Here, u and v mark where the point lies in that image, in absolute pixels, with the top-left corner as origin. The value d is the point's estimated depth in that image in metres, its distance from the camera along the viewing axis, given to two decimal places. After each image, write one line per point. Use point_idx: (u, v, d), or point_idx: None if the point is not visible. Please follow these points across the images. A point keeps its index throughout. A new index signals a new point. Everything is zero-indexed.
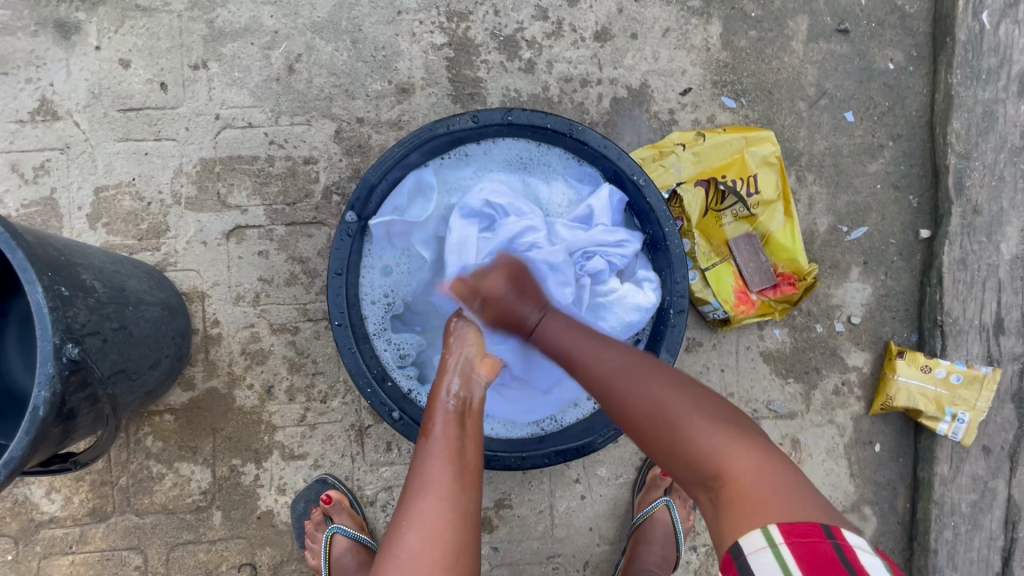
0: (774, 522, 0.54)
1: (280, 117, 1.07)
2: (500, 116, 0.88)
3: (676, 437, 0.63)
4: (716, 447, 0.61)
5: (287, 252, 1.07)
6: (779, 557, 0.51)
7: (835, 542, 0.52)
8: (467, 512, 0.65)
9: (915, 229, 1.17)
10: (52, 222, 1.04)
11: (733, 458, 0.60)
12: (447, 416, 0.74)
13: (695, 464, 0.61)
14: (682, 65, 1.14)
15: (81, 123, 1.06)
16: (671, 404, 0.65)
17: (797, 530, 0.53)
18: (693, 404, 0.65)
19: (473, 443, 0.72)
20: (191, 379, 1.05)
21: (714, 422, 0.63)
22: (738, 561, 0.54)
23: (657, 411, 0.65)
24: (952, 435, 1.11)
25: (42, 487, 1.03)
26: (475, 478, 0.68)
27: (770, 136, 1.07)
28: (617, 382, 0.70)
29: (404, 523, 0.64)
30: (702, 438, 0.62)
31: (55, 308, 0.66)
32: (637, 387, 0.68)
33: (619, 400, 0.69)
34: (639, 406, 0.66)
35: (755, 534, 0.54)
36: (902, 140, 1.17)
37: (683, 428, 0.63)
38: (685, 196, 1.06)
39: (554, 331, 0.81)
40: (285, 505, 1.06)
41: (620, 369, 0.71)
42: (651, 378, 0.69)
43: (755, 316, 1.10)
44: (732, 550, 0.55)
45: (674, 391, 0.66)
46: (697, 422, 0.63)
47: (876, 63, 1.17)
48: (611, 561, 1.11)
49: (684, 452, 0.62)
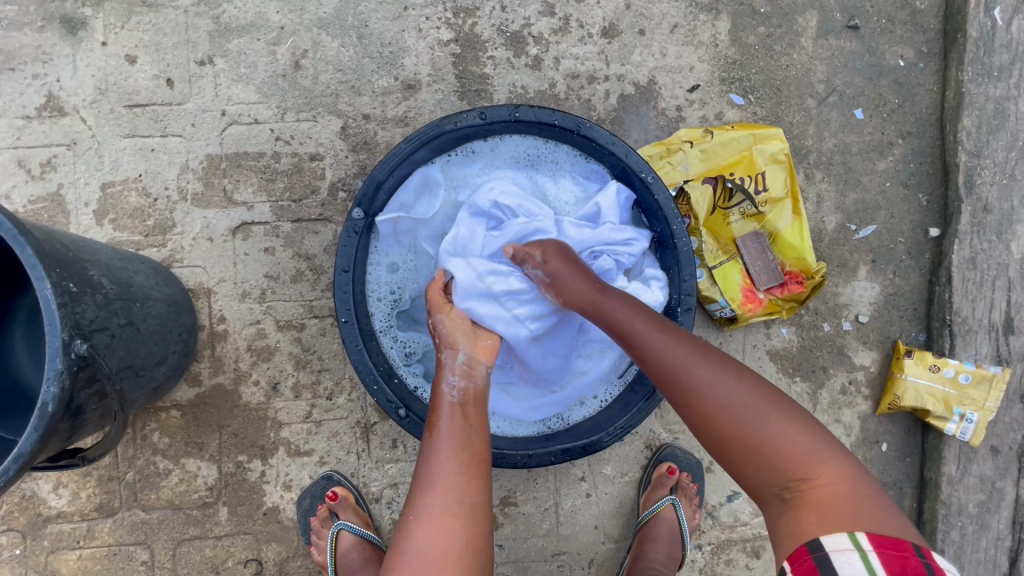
0: (861, 529, 0.53)
1: (286, 113, 1.07)
2: (507, 113, 0.88)
3: (760, 437, 0.60)
4: (807, 450, 0.59)
5: (292, 249, 1.06)
6: (867, 560, 0.51)
7: (924, 560, 0.51)
8: (475, 504, 0.64)
9: (924, 227, 1.16)
10: (58, 218, 1.05)
11: (819, 464, 0.59)
12: (452, 410, 0.73)
13: (783, 465, 0.59)
14: (690, 62, 1.13)
15: (87, 119, 1.06)
16: (753, 402, 0.62)
17: (886, 541, 0.52)
18: (776, 404, 0.62)
19: (479, 430, 0.72)
20: (197, 375, 1.05)
21: (795, 421, 0.61)
22: (815, 555, 0.53)
23: (737, 401, 0.62)
24: (959, 435, 1.10)
25: (50, 482, 1.04)
26: (482, 468, 0.68)
27: (778, 133, 1.06)
28: (694, 370, 0.65)
29: (413, 518, 0.63)
30: (784, 437, 0.60)
31: (64, 304, 0.66)
32: (715, 376, 0.64)
33: (694, 386, 0.64)
34: (719, 399, 0.62)
35: (840, 536, 0.53)
36: (912, 137, 1.16)
37: (768, 428, 0.60)
38: (692, 194, 1.05)
39: (619, 308, 0.74)
40: (290, 501, 1.06)
41: (693, 357, 0.66)
42: (723, 368, 0.65)
43: (762, 315, 1.09)
44: (810, 545, 0.54)
45: (755, 386, 0.63)
46: (777, 420, 0.61)
47: (886, 60, 1.16)
48: (617, 560, 1.11)
49: (770, 451, 0.59)
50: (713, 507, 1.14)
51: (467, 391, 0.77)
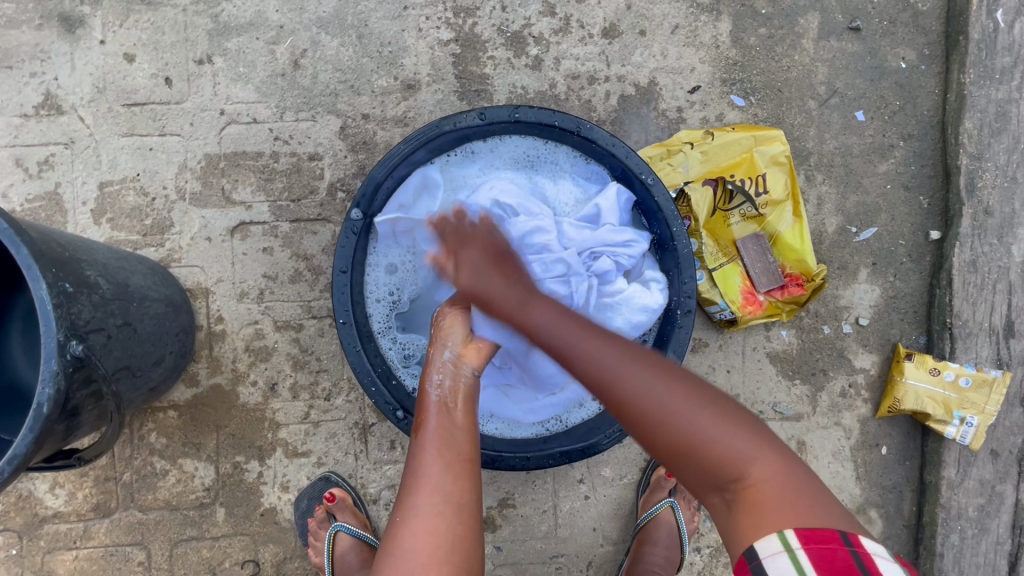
0: (790, 526, 0.52)
1: (285, 113, 1.07)
2: (507, 114, 0.87)
3: (691, 440, 0.59)
4: (739, 449, 0.58)
5: (291, 249, 1.06)
6: (795, 560, 0.49)
7: (852, 548, 0.50)
8: (460, 503, 0.65)
9: (925, 230, 1.15)
10: (56, 217, 1.04)
11: (750, 461, 0.57)
12: (435, 410, 0.73)
13: (717, 467, 0.58)
14: (690, 63, 1.12)
15: (85, 118, 1.05)
16: (681, 405, 0.60)
17: (812, 534, 0.51)
18: (707, 405, 0.60)
19: (467, 429, 0.72)
20: (195, 375, 1.05)
21: (727, 419, 0.60)
22: (751, 564, 0.52)
23: (663, 405, 0.60)
24: (959, 439, 1.10)
25: (47, 482, 1.03)
26: (469, 469, 0.67)
27: (779, 135, 1.06)
28: (622, 379, 0.63)
29: (400, 520, 0.64)
30: (716, 437, 0.58)
31: (60, 305, 0.65)
32: (643, 384, 0.62)
33: (624, 396, 0.62)
34: (648, 407, 0.60)
35: (770, 538, 0.52)
36: (914, 140, 1.16)
37: (699, 431, 0.59)
38: (693, 196, 1.05)
39: (546, 321, 0.71)
40: (288, 502, 1.06)
41: (622, 367, 0.64)
42: (651, 374, 0.63)
43: (762, 317, 1.09)
44: (747, 554, 0.53)
45: (685, 389, 0.62)
46: (707, 420, 0.59)
47: (888, 62, 1.15)
48: (615, 562, 1.11)
49: (703, 454, 0.58)
50: None
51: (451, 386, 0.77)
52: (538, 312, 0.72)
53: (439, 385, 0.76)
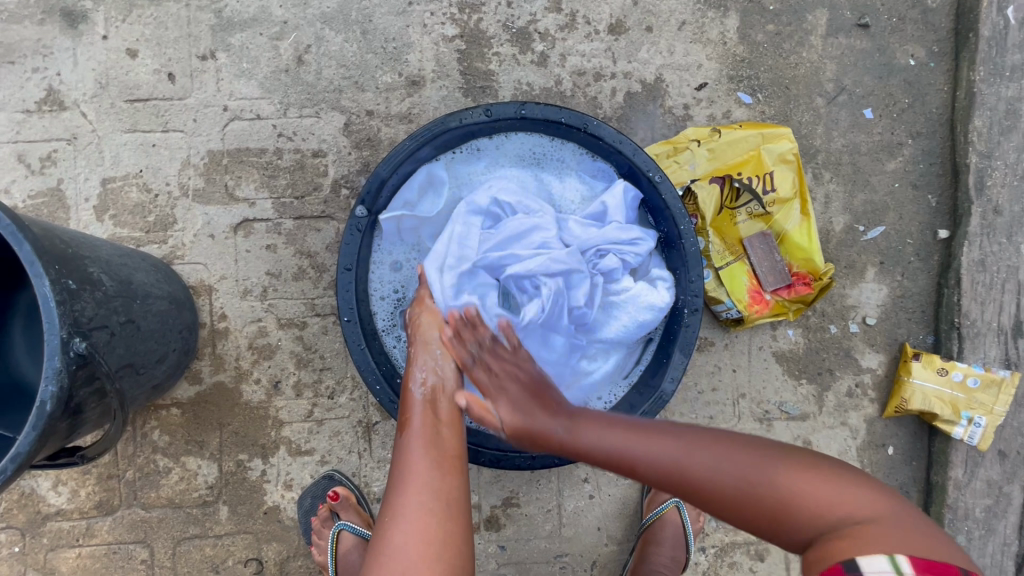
0: (902, 552, 0.51)
1: (289, 109, 1.06)
2: (514, 110, 0.86)
3: (784, 501, 0.59)
4: (832, 494, 0.58)
5: (294, 246, 1.05)
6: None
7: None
8: (448, 498, 0.67)
9: (933, 229, 1.14)
10: (58, 213, 1.04)
11: (851, 504, 0.57)
12: (420, 407, 0.77)
13: (822, 522, 0.57)
14: (697, 60, 1.11)
15: (87, 113, 1.05)
16: (759, 470, 0.61)
17: (928, 565, 0.50)
18: (780, 461, 0.62)
19: (450, 429, 0.76)
20: (198, 373, 1.04)
21: (805, 469, 0.61)
22: (851, 574, 0.51)
23: (744, 478, 0.61)
24: (967, 439, 1.09)
25: (49, 479, 1.03)
26: (456, 465, 0.71)
27: (787, 133, 1.05)
28: (694, 465, 0.63)
29: (389, 519, 0.65)
30: (802, 488, 0.59)
31: (63, 302, 0.65)
32: (718, 468, 0.62)
33: (703, 485, 0.62)
34: (729, 482, 0.61)
35: (877, 558, 0.51)
36: (922, 138, 1.15)
37: (787, 488, 0.60)
38: (699, 194, 1.04)
39: (592, 433, 0.71)
40: (291, 500, 1.05)
41: (690, 455, 0.64)
42: (720, 451, 0.64)
43: (769, 316, 1.08)
44: (844, 563, 0.52)
45: (753, 452, 0.63)
46: (786, 475, 0.60)
47: (897, 59, 1.14)
48: (619, 562, 1.10)
49: (801, 513, 0.58)
50: None
51: (438, 389, 0.81)
52: (584, 426, 0.72)
53: (425, 384, 0.81)
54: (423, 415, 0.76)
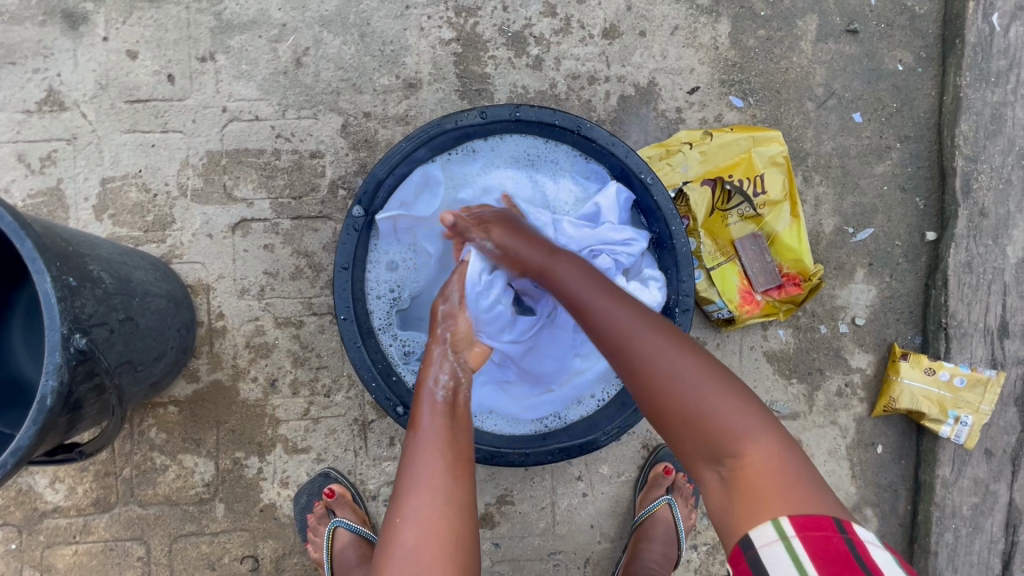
0: (786, 514, 0.54)
1: (287, 111, 1.07)
2: (508, 112, 0.88)
3: (695, 409, 0.61)
4: (739, 425, 0.60)
5: (292, 246, 1.07)
6: (791, 549, 0.52)
7: (846, 536, 0.52)
8: (461, 502, 0.65)
9: (921, 231, 1.17)
10: (58, 212, 1.05)
11: (751, 441, 0.59)
12: (433, 407, 0.74)
13: (717, 439, 0.60)
14: (690, 64, 1.13)
15: (88, 114, 1.06)
16: (693, 374, 0.62)
17: (809, 522, 0.53)
18: (716, 376, 0.63)
19: (463, 429, 0.73)
20: (195, 371, 1.05)
21: (734, 395, 0.62)
22: (748, 554, 0.54)
23: (673, 372, 0.63)
24: (954, 438, 1.11)
25: (47, 477, 1.04)
26: (468, 466, 0.68)
27: (777, 136, 1.07)
28: (638, 342, 0.65)
29: (400, 521, 0.63)
30: (716, 408, 0.61)
31: (64, 299, 0.66)
32: (657, 349, 0.64)
33: (636, 357, 0.65)
34: (657, 369, 0.63)
35: (766, 527, 0.54)
36: (910, 142, 1.17)
37: (707, 401, 0.61)
38: (691, 196, 1.06)
39: (574, 278, 0.74)
40: (287, 498, 1.06)
41: (640, 330, 0.66)
42: (668, 343, 0.65)
43: (760, 316, 1.09)
44: (742, 544, 0.55)
45: (697, 359, 0.64)
46: (709, 392, 0.61)
47: (885, 64, 1.16)
48: (612, 559, 1.12)
49: (705, 424, 0.60)
50: None
51: (454, 389, 0.78)
52: (564, 266, 0.76)
53: (440, 383, 0.77)
54: (435, 415, 0.73)
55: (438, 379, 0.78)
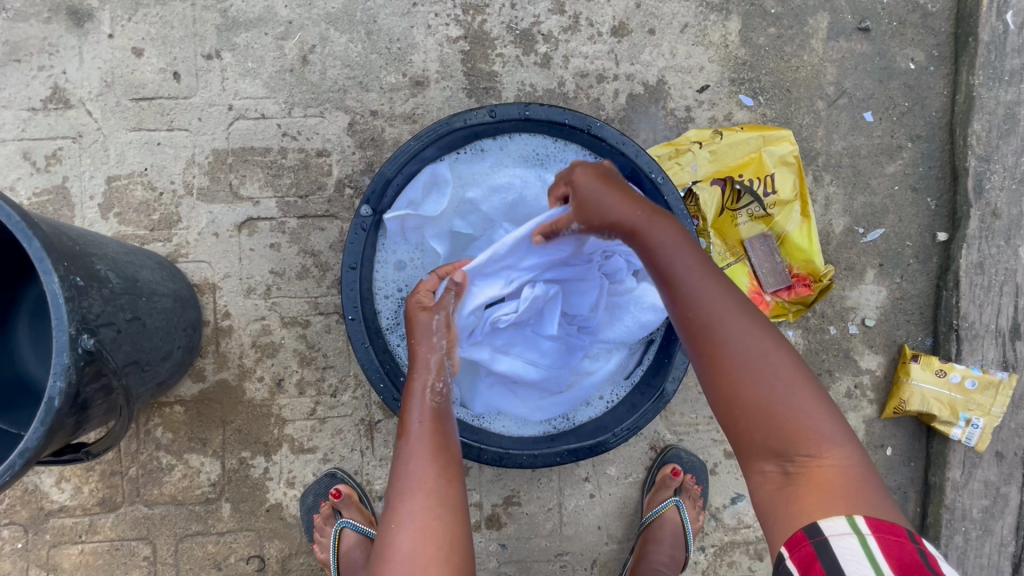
0: (860, 514, 0.53)
1: (293, 109, 1.06)
2: (518, 111, 0.87)
3: (780, 404, 0.58)
4: (821, 427, 0.58)
5: (298, 245, 1.06)
6: (866, 544, 0.51)
7: (919, 547, 0.51)
8: (453, 506, 0.66)
9: (932, 232, 1.15)
10: (63, 211, 1.04)
11: (829, 444, 0.57)
12: (423, 406, 0.73)
13: (796, 435, 0.58)
14: (699, 62, 1.12)
15: (93, 112, 1.05)
16: (783, 368, 0.60)
17: (882, 525, 0.52)
18: (804, 375, 0.60)
19: (451, 431, 0.74)
20: (201, 371, 1.05)
21: (818, 397, 0.60)
22: (814, 541, 0.53)
23: (758, 365, 0.60)
24: (964, 440, 1.10)
25: (53, 476, 1.03)
26: (458, 468, 0.69)
27: (787, 135, 1.06)
28: (726, 327, 0.61)
29: (395, 525, 0.64)
30: (796, 408, 0.58)
31: (71, 299, 0.65)
32: (750, 338, 0.61)
33: (723, 345, 0.61)
34: (748, 359, 0.60)
35: (838, 520, 0.53)
36: (922, 141, 1.16)
37: (794, 399, 0.59)
38: (701, 195, 1.05)
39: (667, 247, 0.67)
40: (293, 498, 1.06)
41: (734, 317, 0.62)
42: (755, 332, 0.62)
43: (769, 317, 1.09)
44: (807, 530, 0.54)
45: (788, 355, 0.61)
46: (793, 391, 0.59)
47: (897, 62, 1.15)
48: (619, 561, 1.11)
49: (786, 419, 0.58)
50: (717, 509, 1.13)
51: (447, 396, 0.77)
52: (662, 232, 0.68)
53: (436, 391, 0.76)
54: (423, 420, 0.72)
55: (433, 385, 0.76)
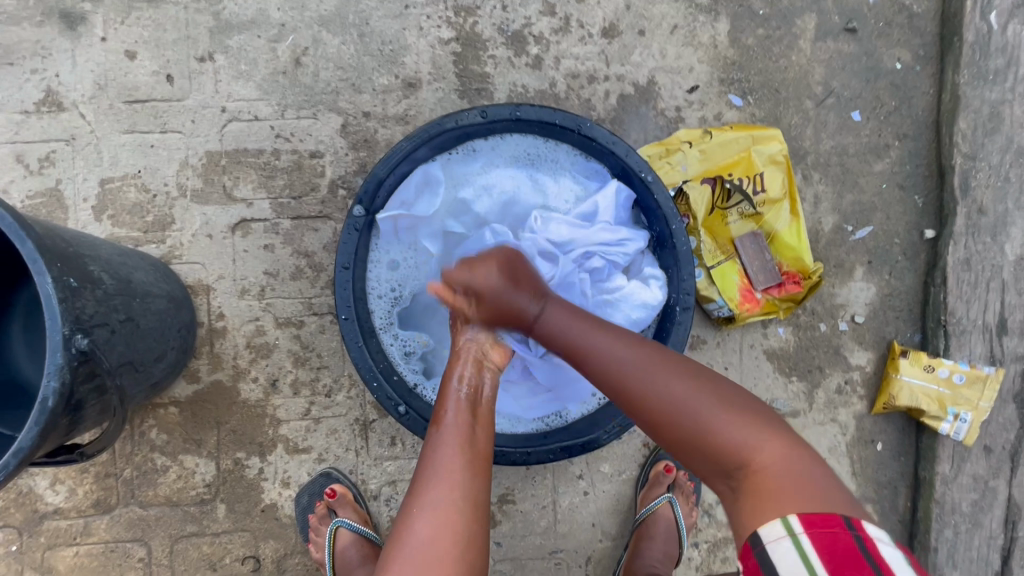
0: (792, 511, 0.53)
1: (287, 110, 1.07)
2: (509, 111, 0.88)
3: (697, 432, 0.62)
4: (741, 438, 0.60)
5: (292, 246, 1.06)
6: (799, 545, 0.51)
7: (855, 534, 0.51)
8: (476, 500, 0.64)
9: (920, 229, 1.17)
10: (57, 213, 1.04)
11: (759, 449, 0.59)
12: (458, 405, 0.74)
13: (723, 455, 0.60)
14: (689, 63, 1.13)
15: (86, 114, 1.05)
16: (694, 400, 0.63)
17: (815, 519, 0.52)
18: (716, 396, 0.64)
19: (484, 429, 0.72)
20: (195, 372, 1.05)
21: (733, 411, 0.62)
22: (756, 550, 0.53)
23: (675, 398, 0.64)
24: (953, 434, 1.11)
25: (47, 478, 1.03)
26: (486, 465, 0.68)
27: (776, 134, 1.07)
28: (639, 374, 0.66)
29: (415, 510, 0.63)
30: (718, 425, 0.61)
31: (64, 300, 0.66)
32: (658, 380, 0.66)
33: (637, 393, 0.66)
34: (658, 398, 0.64)
35: (772, 523, 0.53)
36: (909, 139, 1.17)
37: (704, 418, 0.62)
38: (691, 195, 1.06)
39: (558, 319, 0.76)
40: (288, 498, 1.06)
41: (637, 364, 0.67)
42: (667, 371, 0.66)
43: (760, 315, 1.10)
44: (751, 539, 0.54)
45: (693, 382, 0.65)
46: (712, 409, 0.62)
47: (884, 62, 1.17)
48: (613, 558, 1.12)
49: (705, 443, 0.61)
50: (709, 505, 1.14)
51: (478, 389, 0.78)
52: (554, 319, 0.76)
53: (464, 382, 0.78)
54: (458, 414, 0.72)
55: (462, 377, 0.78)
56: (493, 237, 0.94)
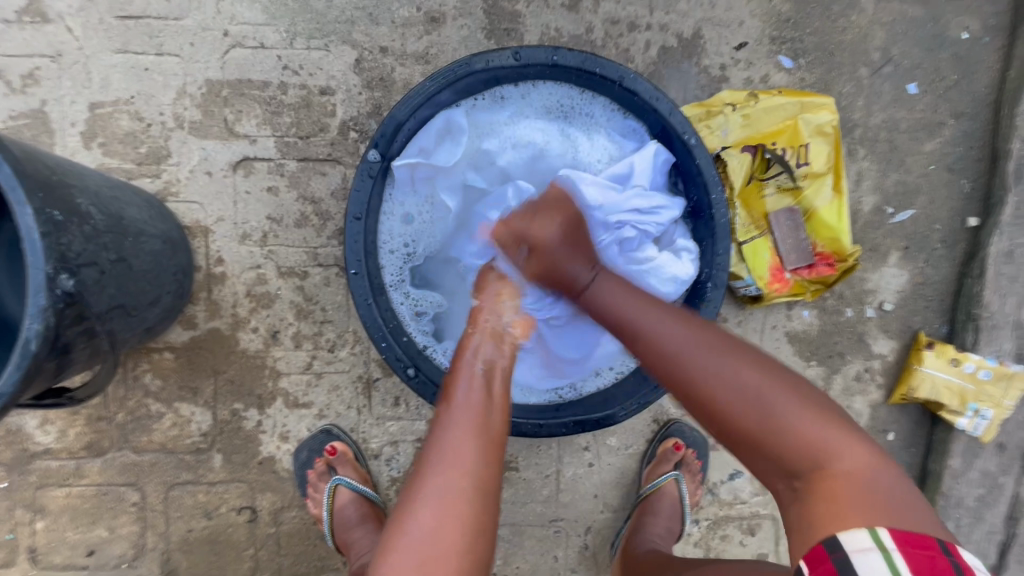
0: (883, 525, 0.47)
1: (295, 40, 0.97)
2: (545, 55, 0.78)
3: (765, 426, 0.57)
4: (815, 439, 0.55)
5: (298, 190, 0.99)
6: (890, 561, 0.45)
7: (953, 559, 0.45)
8: (488, 488, 0.60)
9: (963, 216, 1.10)
10: (42, 137, 0.96)
11: (838, 453, 0.54)
12: (472, 380, 0.71)
13: (787, 453, 0.56)
14: (740, 16, 1.03)
15: (73, 28, 0.95)
16: (759, 388, 0.58)
17: (910, 538, 0.46)
18: (783, 387, 0.58)
19: (497, 411, 0.68)
20: (192, 318, 1.00)
21: (805, 408, 0.57)
22: (834, 557, 0.47)
23: (741, 389, 0.58)
24: (970, 430, 1.09)
25: (36, 418, 1.00)
26: (498, 452, 0.64)
27: (828, 103, 0.99)
28: (702, 360, 0.61)
29: (420, 497, 0.59)
30: (788, 420, 0.56)
31: (47, 235, 0.59)
32: (718, 365, 0.60)
33: (697, 377, 0.61)
34: (717, 381, 0.59)
35: (859, 532, 0.47)
36: (965, 118, 1.09)
37: (772, 413, 0.57)
38: (731, 162, 0.99)
39: (610, 295, 0.74)
40: (287, 452, 1.03)
41: (690, 346, 0.63)
42: (730, 356, 0.61)
43: (787, 296, 1.05)
44: (827, 543, 0.48)
45: (762, 370, 0.59)
46: (781, 404, 0.57)
47: (950, 30, 1.07)
48: (613, 529, 1.11)
49: (768, 441, 0.57)
50: (714, 484, 1.13)
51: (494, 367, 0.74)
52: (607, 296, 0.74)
53: (480, 358, 0.74)
54: (471, 397, 0.68)
55: (479, 352, 0.75)
56: (518, 197, 0.89)
